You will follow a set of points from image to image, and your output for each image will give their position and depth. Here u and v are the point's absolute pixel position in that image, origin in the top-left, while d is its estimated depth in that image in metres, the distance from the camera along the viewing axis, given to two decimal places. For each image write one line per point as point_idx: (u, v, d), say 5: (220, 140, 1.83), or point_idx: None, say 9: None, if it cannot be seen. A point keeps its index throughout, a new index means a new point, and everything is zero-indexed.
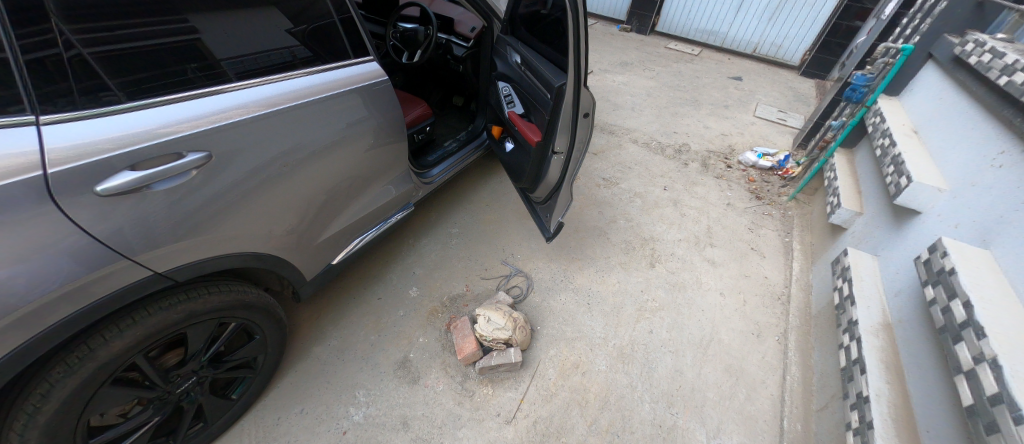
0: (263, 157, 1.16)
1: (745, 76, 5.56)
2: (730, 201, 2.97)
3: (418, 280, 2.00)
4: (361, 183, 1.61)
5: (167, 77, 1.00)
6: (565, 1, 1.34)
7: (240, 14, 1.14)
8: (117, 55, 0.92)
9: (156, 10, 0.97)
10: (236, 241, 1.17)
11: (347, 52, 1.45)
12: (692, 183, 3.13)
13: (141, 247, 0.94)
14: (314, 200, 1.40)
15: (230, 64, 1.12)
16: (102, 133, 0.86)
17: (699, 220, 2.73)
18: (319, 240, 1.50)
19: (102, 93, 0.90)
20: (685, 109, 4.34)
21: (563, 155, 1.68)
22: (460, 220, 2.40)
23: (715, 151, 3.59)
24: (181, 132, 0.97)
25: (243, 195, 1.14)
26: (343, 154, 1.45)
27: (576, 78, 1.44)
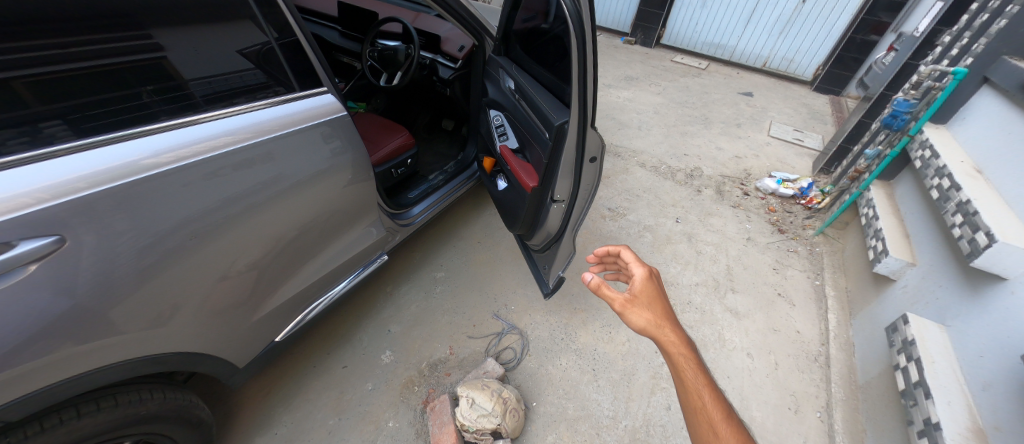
0: (229, 193, 1.02)
1: (755, 91, 5.30)
2: (750, 235, 2.68)
3: (393, 340, 1.71)
4: (327, 231, 1.39)
5: (122, 102, 0.88)
6: (569, 21, 1.05)
7: (191, 30, 0.97)
8: (63, 77, 0.80)
9: (113, 23, 0.85)
10: (185, 293, 0.99)
11: (290, 80, 1.18)
12: (707, 213, 2.84)
13: (81, 300, 0.81)
14: (281, 244, 1.22)
15: (197, 85, 0.99)
16: (57, 176, 0.76)
17: (717, 259, 2.43)
18: (273, 302, 1.28)
19: (32, 123, 0.77)
20: (695, 127, 4.07)
21: (564, 205, 1.38)
22: (447, 262, 2.12)
23: (730, 176, 3.30)
24: (79, 192, 0.78)
25: (188, 245, 0.96)
26: (301, 200, 1.23)
27: (582, 116, 1.15)
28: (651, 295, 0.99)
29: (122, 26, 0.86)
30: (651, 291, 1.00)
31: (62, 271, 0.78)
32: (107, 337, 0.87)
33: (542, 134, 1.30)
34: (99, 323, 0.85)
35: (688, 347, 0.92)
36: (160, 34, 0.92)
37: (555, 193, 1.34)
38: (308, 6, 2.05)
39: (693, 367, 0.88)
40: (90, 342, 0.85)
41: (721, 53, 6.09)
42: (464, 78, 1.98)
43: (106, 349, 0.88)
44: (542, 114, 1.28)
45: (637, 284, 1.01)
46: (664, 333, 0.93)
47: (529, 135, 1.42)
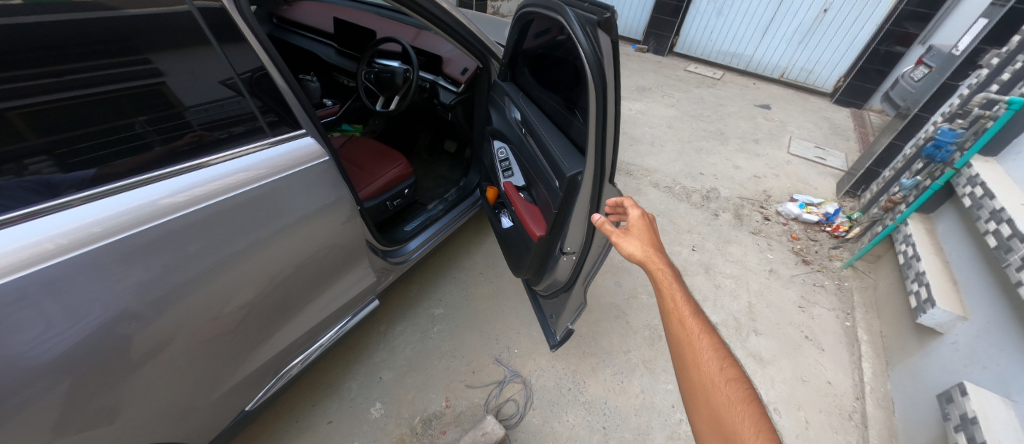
0: (218, 240, 0.95)
1: (773, 103, 5.08)
2: (772, 266, 2.49)
3: (384, 390, 1.58)
4: (323, 276, 1.29)
5: (114, 133, 0.82)
6: (588, 64, 0.90)
7: (181, 54, 0.89)
8: (58, 106, 0.75)
9: (111, 51, 0.79)
10: (159, 350, 0.92)
11: (255, 115, 1.03)
12: (725, 240, 2.66)
13: (91, 353, 0.81)
14: (270, 292, 1.13)
15: (195, 113, 0.93)
16: (34, 235, 0.71)
17: (738, 294, 2.25)
18: (257, 357, 1.19)
19: (16, 161, 0.71)
20: (711, 143, 3.88)
21: (575, 258, 1.24)
22: (446, 296, 1.97)
23: (749, 198, 3.12)
24: (44, 256, 0.71)
25: (162, 302, 0.88)
26: (291, 247, 1.13)
27: (598, 169, 1.01)
28: (643, 226, 1.01)
29: (120, 51, 0.80)
30: (642, 222, 1.02)
31: (69, 327, 0.76)
32: (115, 385, 0.87)
33: (552, 182, 1.16)
34: (107, 372, 0.84)
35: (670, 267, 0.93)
36: (160, 59, 0.86)
37: (565, 245, 1.21)
38: (303, 20, 1.93)
39: (671, 279, 0.89)
40: (93, 391, 0.84)
41: (737, 62, 5.88)
42: (468, 102, 1.86)
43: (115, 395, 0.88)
44: (551, 160, 1.15)
45: (633, 218, 1.03)
46: (650, 256, 0.94)
47: (537, 177, 1.29)
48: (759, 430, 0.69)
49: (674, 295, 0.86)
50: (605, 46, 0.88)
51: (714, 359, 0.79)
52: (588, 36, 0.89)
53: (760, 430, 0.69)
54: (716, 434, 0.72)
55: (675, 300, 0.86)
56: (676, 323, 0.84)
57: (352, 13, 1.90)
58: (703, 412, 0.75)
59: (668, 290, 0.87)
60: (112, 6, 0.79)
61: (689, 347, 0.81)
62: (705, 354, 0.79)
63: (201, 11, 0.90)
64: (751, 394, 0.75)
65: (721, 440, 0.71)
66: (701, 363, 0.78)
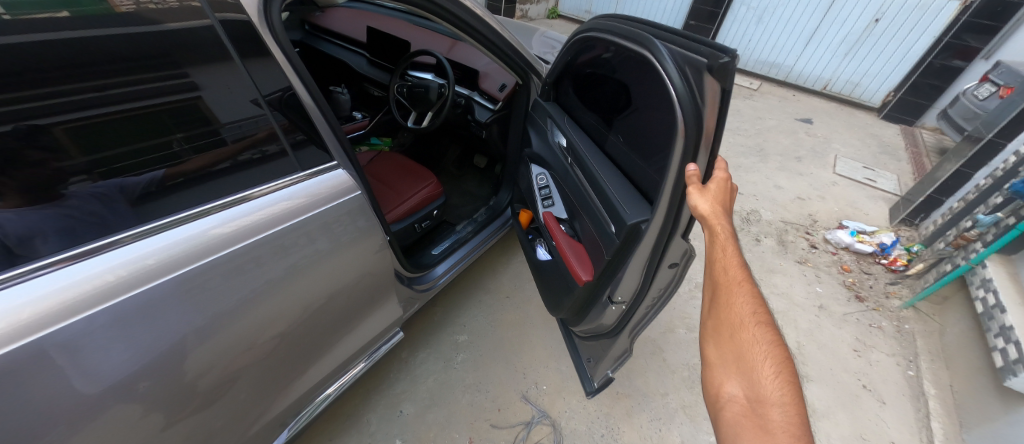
0: (257, 271, 0.87)
1: (815, 118, 4.79)
2: (822, 301, 2.28)
3: (405, 426, 1.49)
4: (361, 305, 1.19)
5: (149, 153, 0.74)
6: (685, 107, 0.82)
7: (209, 71, 0.80)
8: (97, 123, 0.68)
9: (148, 63, 0.72)
10: (190, 389, 0.84)
11: (277, 136, 0.92)
12: (768, 269, 2.46)
13: (143, 393, 0.76)
14: (308, 324, 1.04)
15: (229, 129, 0.84)
16: (68, 277, 0.64)
17: (785, 332, 2.06)
18: (289, 393, 1.10)
19: (59, 183, 0.64)
20: (749, 160, 3.66)
21: (625, 307, 1.12)
22: (471, 322, 1.87)
23: (793, 222, 2.90)
24: (82, 299, 0.64)
25: (195, 339, 0.80)
26: (330, 277, 1.04)
27: (668, 219, 0.92)
28: (721, 190, 0.89)
29: (160, 65, 0.73)
30: (721, 183, 0.90)
31: (108, 369, 0.70)
32: (167, 421, 0.83)
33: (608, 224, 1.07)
34: (160, 408, 0.80)
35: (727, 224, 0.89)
36: (198, 72, 0.78)
37: (615, 294, 1.09)
38: (335, 28, 1.85)
39: (728, 233, 0.86)
40: (141, 431, 0.79)
41: (776, 72, 5.59)
42: (503, 120, 1.78)
43: (172, 428, 0.85)
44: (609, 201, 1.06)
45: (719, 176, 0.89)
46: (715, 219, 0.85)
47: (584, 213, 1.20)
48: (777, 370, 0.79)
49: (726, 248, 0.87)
50: (711, 96, 0.79)
51: (747, 305, 0.85)
52: (693, 84, 0.81)
53: (779, 371, 0.78)
54: (734, 365, 0.81)
55: (727, 251, 0.87)
56: (717, 269, 0.89)
57: (384, 21, 1.81)
58: (727, 348, 0.84)
59: (722, 242, 0.86)
60: (154, 19, 0.71)
61: (729, 292, 0.86)
62: (739, 297, 0.85)
63: (224, 24, 0.80)
64: (777, 341, 0.82)
65: (735, 366, 0.81)
66: (735, 307, 0.85)
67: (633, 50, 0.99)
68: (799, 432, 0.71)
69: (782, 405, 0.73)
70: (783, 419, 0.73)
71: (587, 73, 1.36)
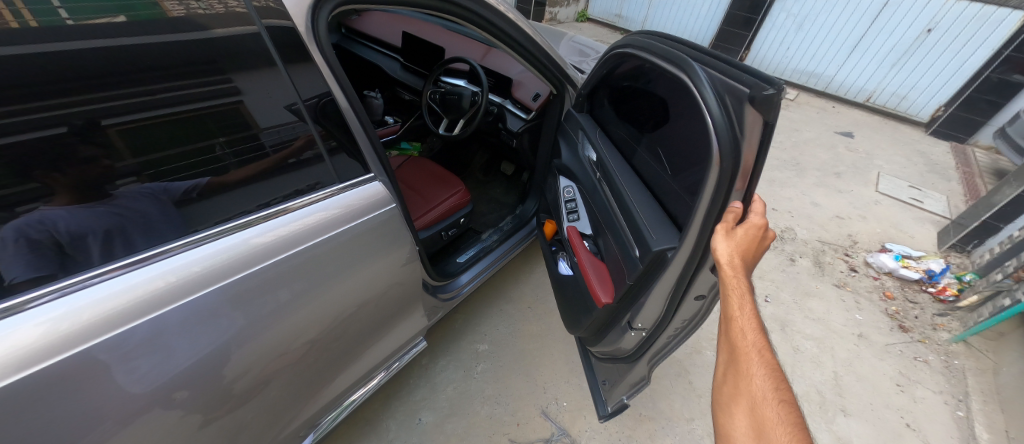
0: (295, 278, 0.87)
1: (856, 131, 4.56)
2: (862, 329, 2.15)
3: (424, 434, 1.48)
4: (390, 313, 1.19)
5: (192, 157, 0.74)
6: (719, 136, 0.78)
7: (254, 77, 0.81)
8: (146, 124, 0.68)
9: (193, 68, 0.73)
10: (228, 391, 0.84)
11: (319, 139, 0.92)
12: (804, 292, 2.34)
13: (183, 400, 0.76)
14: (340, 330, 1.04)
15: (268, 134, 0.84)
16: (123, 282, 0.65)
17: (821, 361, 1.95)
18: (318, 398, 1.10)
19: (109, 182, 0.65)
20: (784, 174, 3.51)
21: (643, 335, 1.08)
22: (492, 331, 1.85)
23: (831, 242, 2.76)
24: (131, 303, 0.66)
25: (235, 343, 0.80)
26: (363, 286, 1.04)
27: (694, 252, 0.88)
28: (753, 236, 0.83)
29: (206, 70, 0.74)
30: (753, 231, 0.84)
31: (155, 371, 0.70)
32: (204, 422, 0.82)
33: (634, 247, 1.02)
34: (197, 411, 0.80)
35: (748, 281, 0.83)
36: (241, 78, 0.79)
37: (636, 321, 1.04)
38: (370, 31, 1.86)
39: (746, 291, 0.80)
40: (181, 433, 0.79)
41: (815, 82, 5.35)
42: (535, 129, 1.75)
43: (207, 430, 0.84)
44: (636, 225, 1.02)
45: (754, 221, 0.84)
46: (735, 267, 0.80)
47: (608, 230, 1.16)
48: None
49: (743, 307, 0.80)
50: (753, 128, 0.74)
51: (766, 375, 0.75)
52: (733, 113, 0.77)
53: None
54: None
55: (744, 310, 0.80)
56: (734, 331, 0.81)
57: (420, 27, 1.82)
58: (746, 422, 0.73)
59: (739, 301, 0.80)
60: (203, 25, 0.73)
61: (746, 357, 0.77)
62: (757, 368, 0.76)
63: (269, 30, 0.81)
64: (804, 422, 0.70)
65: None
66: (753, 375, 0.76)
67: (670, 70, 0.95)
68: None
69: None
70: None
71: (625, 86, 1.32)
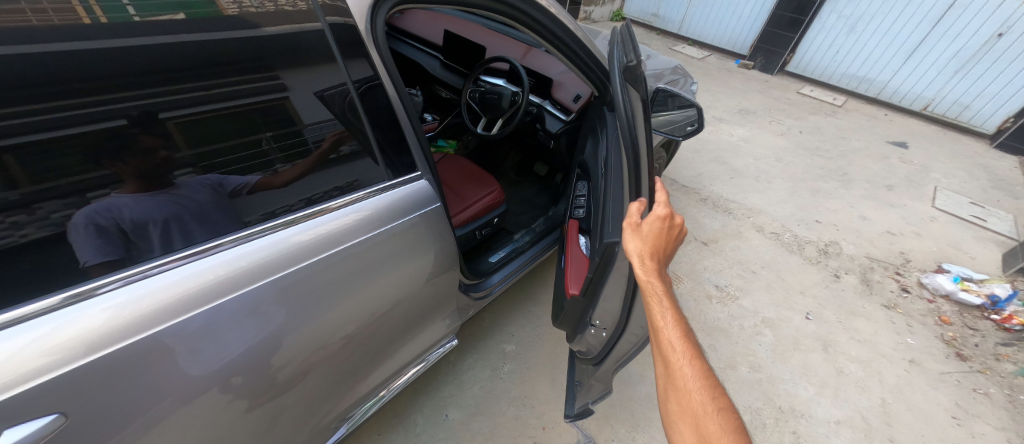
0: (339, 274, 0.89)
1: (910, 141, 4.26)
2: (914, 354, 2.01)
3: (451, 431, 1.49)
4: (424, 311, 1.20)
5: (240, 151, 0.76)
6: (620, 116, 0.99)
7: (302, 75, 0.83)
8: (199, 118, 0.71)
9: (246, 66, 0.75)
10: (273, 379, 0.86)
11: (368, 134, 0.95)
12: (849, 311, 2.21)
13: (234, 387, 0.79)
14: (378, 326, 1.06)
15: (311, 130, 0.85)
16: (187, 270, 0.69)
17: (868, 385, 1.83)
18: (351, 392, 1.12)
19: (165, 173, 0.68)
20: (829, 185, 3.33)
21: (606, 335, 1.15)
22: (519, 332, 1.85)
23: (880, 259, 2.59)
24: (192, 292, 0.69)
25: (283, 333, 0.83)
26: (401, 283, 1.05)
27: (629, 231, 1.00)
28: (657, 231, 0.90)
29: (255, 67, 0.77)
30: (658, 224, 0.90)
31: (211, 356, 0.73)
32: (250, 407, 0.85)
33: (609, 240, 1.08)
34: (245, 397, 0.82)
35: (666, 284, 0.86)
36: (288, 75, 0.81)
37: (594, 318, 1.14)
38: (412, 29, 1.86)
39: (666, 298, 0.83)
40: (228, 418, 0.82)
41: (866, 88, 5.03)
42: (573, 131, 1.73)
43: (253, 414, 0.87)
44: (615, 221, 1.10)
45: (658, 216, 0.91)
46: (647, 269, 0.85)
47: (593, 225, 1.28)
48: None
49: (666, 315, 0.81)
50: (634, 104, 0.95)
51: (702, 381, 0.75)
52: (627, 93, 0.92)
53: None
54: None
55: (667, 318, 0.80)
56: (664, 344, 0.79)
57: (461, 25, 1.81)
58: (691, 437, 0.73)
59: (663, 309, 0.81)
60: (254, 23, 0.76)
61: (681, 370, 0.76)
62: (692, 381, 0.75)
63: (331, 27, 0.86)
64: (738, 422, 0.72)
65: None
66: (690, 389, 0.75)
67: None
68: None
69: None
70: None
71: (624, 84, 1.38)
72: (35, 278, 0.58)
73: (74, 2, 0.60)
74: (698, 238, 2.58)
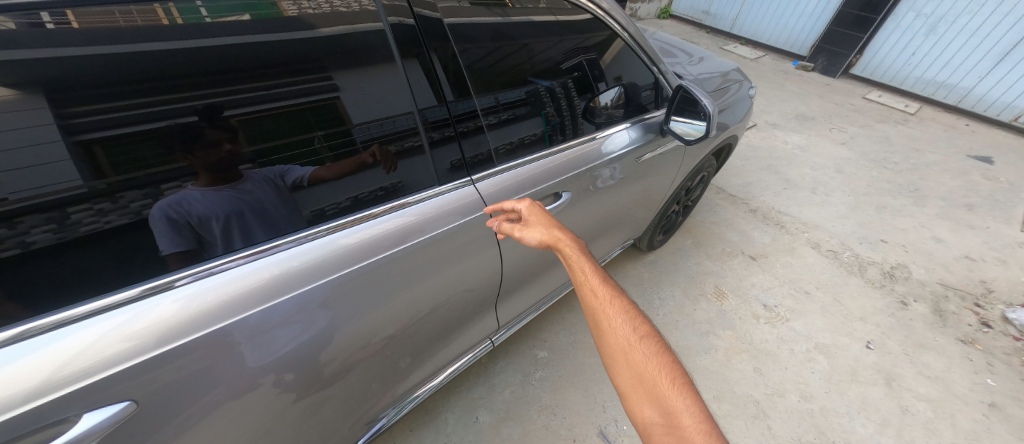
0: (384, 277, 0.90)
1: (995, 156, 3.81)
2: (995, 398, 1.79)
3: (480, 435, 1.49)
4: (463, 316, 1.20)
5: (294, 149, 0.76)
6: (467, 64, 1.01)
7: (357, 75, 0.83)
8: (256, 117, 0.72)
9: (305, 66, 0.76)
10: (319, 374, 0.88)
11: (418, 133, 0.94)
12: (918, 342, 2.00)
13: (285, 379, 0.81)
14: (419, 327, 1.06)
15: (359, 130, 0.84)
16: (251, 268, 0.71)
17: (937, 428, 1.65)
18: (389, 391, 1.13)
19: (226, 169, 0.70)
20: (898, 201, 3.04)
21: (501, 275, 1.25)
22: (552, 339, 1.83)
23: (957, 287, 2.33)
24: (253, 289, 0.71)
25: (331, 330, 0.84)
26: (443, 287, 1.05)
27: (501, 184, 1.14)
28: (539, 213, 0.95)
29: (311, 68, 0.77)
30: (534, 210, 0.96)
31: (267, 350, 0.75)
32: (296, 399, 0.87)
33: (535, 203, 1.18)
34: (292, 390, 0.85)
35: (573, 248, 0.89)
36: (340, 75, 0.81)
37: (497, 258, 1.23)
38: None
39: (580, 255, 0.85)
40: (276, 407, 0.84)
41: (945, 94, 4.55)
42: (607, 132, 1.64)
43: (298, 406, 0.89)
44: (531, 173, 1.15)
45: (529, 207, 0.96)
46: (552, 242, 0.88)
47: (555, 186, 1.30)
48: (673, 378, 0.71)
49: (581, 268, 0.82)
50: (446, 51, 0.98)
51: (625, 319, 0.77)
52: (453, 37, 0.98)
53: (676, 379, 0.71)
54: (642, 389, 0.71)
55: (578, 270, 0.82)
56: (585, 293, 0.80)
57: None
58: (629, 378, 0.73)
59: (579, 264, 0.83)
60: (313, 26, 0.77)
61: (603, 315, 0.77)
62: (614, 317, 0.77)
63: (391, 27, 0.88)
64: (661, 345, 0.76)
65: (645, 394, 0.70)
66: (616, 326, 0.76)
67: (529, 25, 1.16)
68: (711, 437, 0.64)
69: (690, 408, 0.67)
70: (696, 424, 0.66)
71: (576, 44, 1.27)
72: (119, 266, 0.62)
73: (156, 5, 0.64)
74: (745, 251, 2.44)
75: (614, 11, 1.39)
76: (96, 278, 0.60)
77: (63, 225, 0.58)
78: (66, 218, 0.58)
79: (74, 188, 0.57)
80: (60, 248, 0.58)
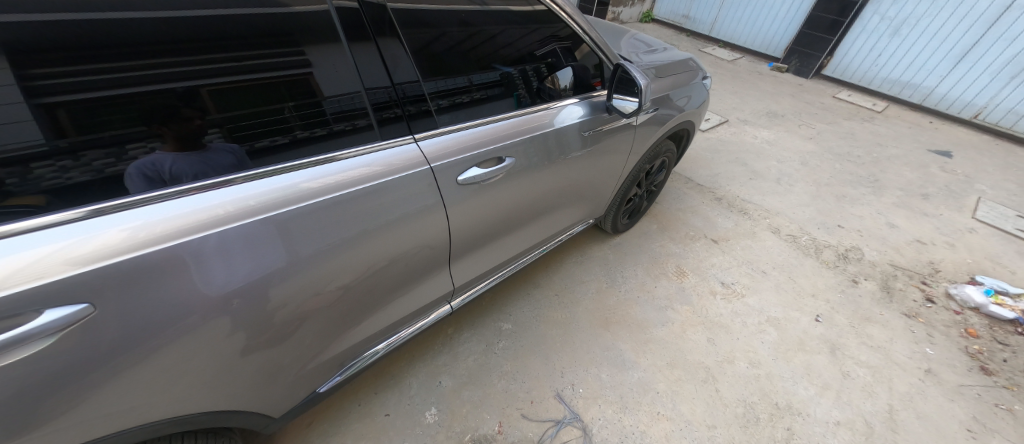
0: (338, 224, 0.98)
1: (955, 151, 3.99)
2: (932, 365, 1.91)
3: (441, 396, 1.57)
4: (418, 273, 1.29)
5: (265, 116, 0.88)
6: (431, 46, 1.13)
7: (321, 50, 0.94)
8: (233, 87, 0.83)
9: (278, 39, 0.88)
10: (271, 312, 0.95)
11: (368, 113, 1.03)
12: (864, 316, 2.12)
13: (235, 312, 0.88)
14: (373, 280, 1.15)
15: (330, 102, 0.97)
16: (203, 201, 0.79)
17: (875, 391, 1.76)
18: (344, 338, 1.20)
19: (200, 134, 0.81)
20: (857, 191, 3.19)
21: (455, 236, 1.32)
22: (517, 313, 1.92)
23: (907, 268, 2.47)
24: (203, 220, 0.78)
25: (282, 269, 0.92)
26: (397, 242, 1.14)
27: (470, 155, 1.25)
28: None
29: (276, 43, 0.88)
30: None
31: (219, 279, 0.83)
32: (250, 334, 0.94)
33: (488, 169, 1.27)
34: (246, 324, 0.92)
35: None
36: (311, 51, 0.93)
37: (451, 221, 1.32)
38: None
39: None
40: (229, 340, 0.91)
41: (910, 93, 4.76)
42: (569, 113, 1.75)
43: (253, 341, 0.96)
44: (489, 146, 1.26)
45: None
46: None
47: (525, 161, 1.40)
48: None
49: None
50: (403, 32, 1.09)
51: None
52: (398, 21, 1.07)
53: None
54: None
55: None
56: None
57: None
58: None
59: None
60: (283, 4, 0.88)
61: None
62: None
63: (337, 9, 0.96)
64: None
65: None
66: None
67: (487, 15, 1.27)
68: None
69: None
70: None
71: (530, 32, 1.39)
72: (67, 197, 0.68)
73: None
74: (707, 235, 2.56)
75: (569, 8, 1.50)
76: (56, 203, 0.67)
77: (25, 179, 0.65)
78: (28, 173, 0.65)
79: (37, 146, 0.65)
80: (37, 195, 0.65)
